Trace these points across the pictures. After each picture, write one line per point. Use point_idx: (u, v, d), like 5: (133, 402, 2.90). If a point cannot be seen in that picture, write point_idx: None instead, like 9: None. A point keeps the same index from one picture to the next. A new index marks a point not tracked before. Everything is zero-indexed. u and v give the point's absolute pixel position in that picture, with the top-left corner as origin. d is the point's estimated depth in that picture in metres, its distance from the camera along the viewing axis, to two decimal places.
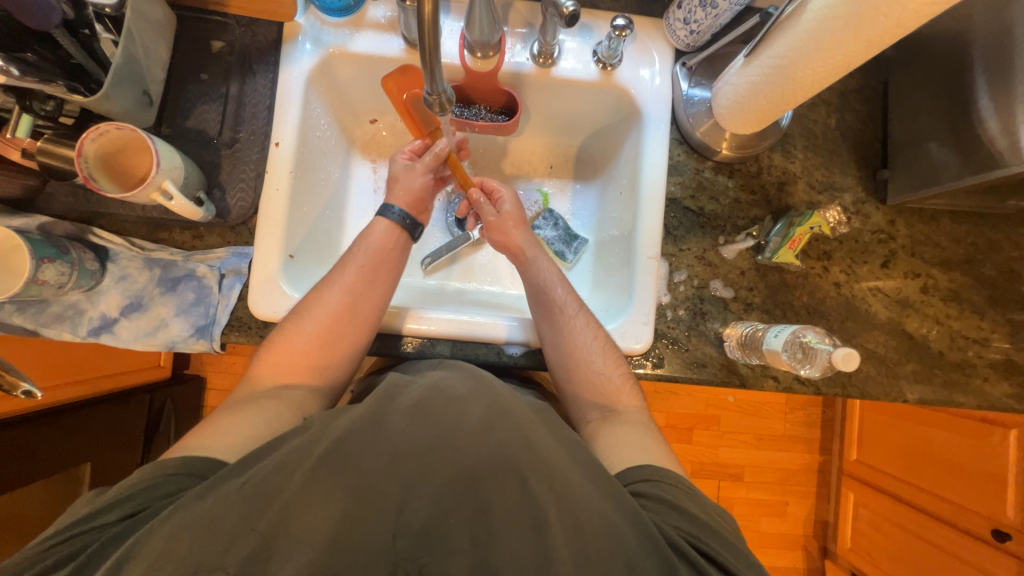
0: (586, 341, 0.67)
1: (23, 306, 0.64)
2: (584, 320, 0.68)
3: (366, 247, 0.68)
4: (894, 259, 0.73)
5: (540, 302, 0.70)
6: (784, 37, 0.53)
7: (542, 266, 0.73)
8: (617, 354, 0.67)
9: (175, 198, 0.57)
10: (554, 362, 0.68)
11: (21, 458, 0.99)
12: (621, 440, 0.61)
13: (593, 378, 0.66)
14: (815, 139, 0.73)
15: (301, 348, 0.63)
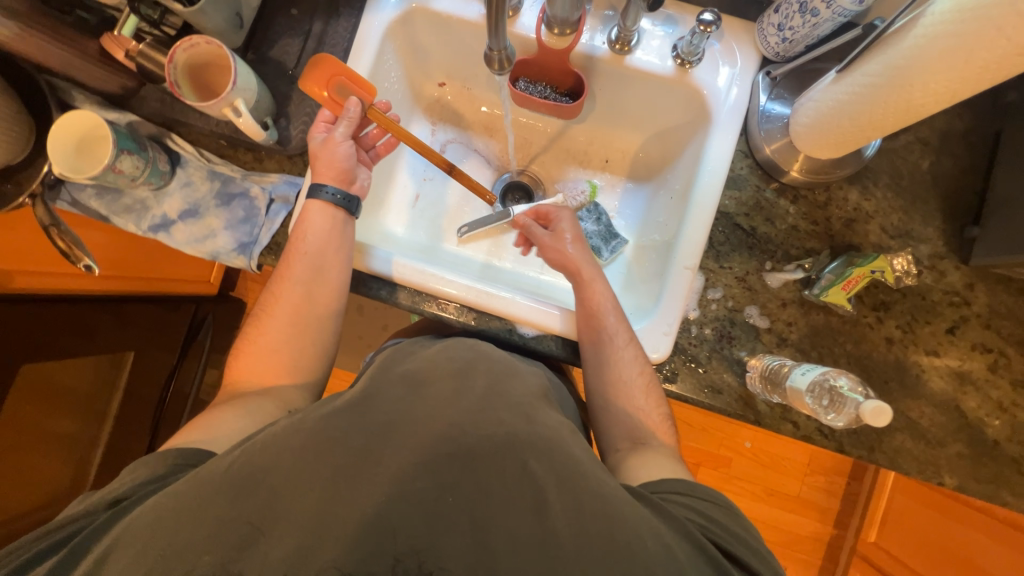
0: (635, 373, 0.64)
1: (101, 192, 0.71)
2: (633, 354, 0.64)
3: (305, 236, 0.67)
4: (964, 327, 0.65)
5: (590, 327, 0.66)
6: (883, 54, 0.49)
7: (597, 292, 0.68)
8: (657, 393, 0.65)
9: (243, 116, 0.60)
10: (595, 387, 0.66)
11: (83, 335, 1.12)
12: (647, 461, 0.60)
13: (632, 412, 0.64)
14: (900, 179, 0.67)
15: (270, 348, 0.66)
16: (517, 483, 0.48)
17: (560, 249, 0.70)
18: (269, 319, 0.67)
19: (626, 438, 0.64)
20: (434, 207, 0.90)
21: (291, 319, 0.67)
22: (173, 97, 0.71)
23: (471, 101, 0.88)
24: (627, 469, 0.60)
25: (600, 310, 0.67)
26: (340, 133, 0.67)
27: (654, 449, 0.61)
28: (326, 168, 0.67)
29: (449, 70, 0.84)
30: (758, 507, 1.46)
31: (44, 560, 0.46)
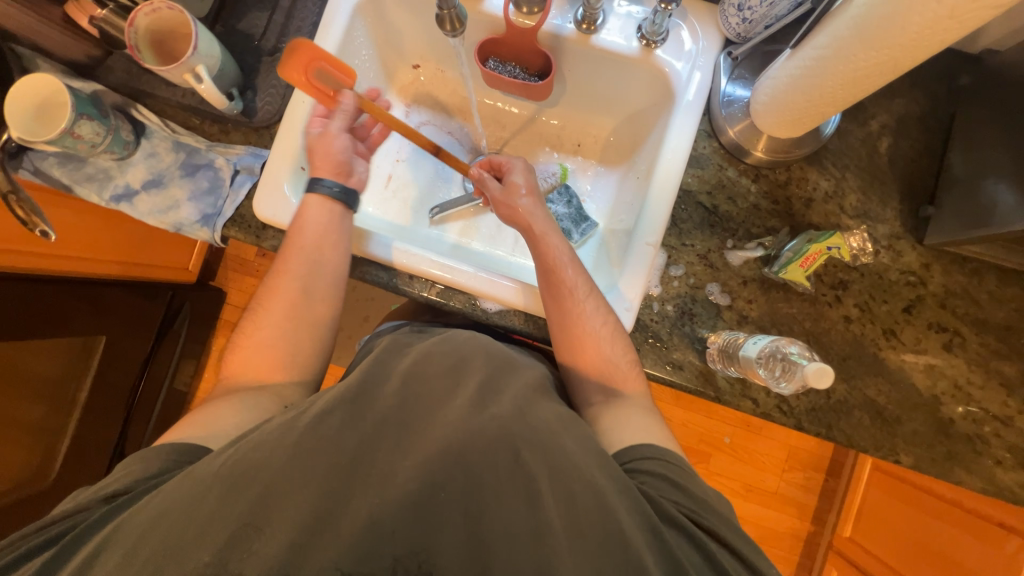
0: (597, 324, 0.64)
1: (64, 161, 0.71)
2: (594, 304, 0.64)
3: (306, 229, 0.66)
4: (920, 306, 0.66)
5: (551, 280, 0.65)
6: (829, 27, 0.50)
7: (555, 245, 0.67)
8: (625, 341, 0.65)
9: (205, 83, 0.60)
10: (561, 345, 0.65)
11: (54, 323, 1.10)
12: (626, 420, 0.59)
13: (599, 362, 0.63)
14: (858, 161, 0.68)
15: (267, 345, 0.63)
16: (514, 477, 0.47)
17: (514, 203, 0.70)
18: (262, 319, 0.65)
19: (599, 391, 0.63)
20: (407, 188, 0.90)
21: (287, 317, 0.65)
22: (140, 68, 0.71)
23: (445, 83, 0.89)
24: (608, 430, 0.59)
25: (562, 263, 0.66)
26: (336, 127, 0.69)
27: (624, 399, 0.62)
28: (322, 161, 0.68)
29: (422, 52, 0.85)
30: (737, 504, 1.46)
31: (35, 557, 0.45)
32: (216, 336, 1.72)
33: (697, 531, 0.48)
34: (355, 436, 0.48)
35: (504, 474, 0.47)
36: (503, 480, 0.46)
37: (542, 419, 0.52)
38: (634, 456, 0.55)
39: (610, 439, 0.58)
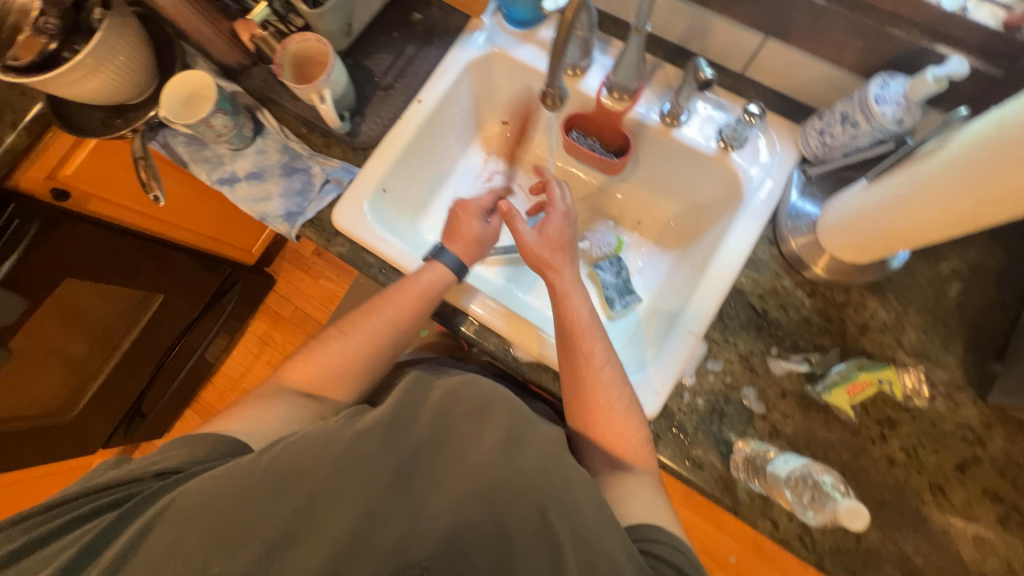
0: (611, 396, 0.63)
1: (190, 141, 0.81)
2: (609, 375, 0.64)
3: (410, 288, 0.71)
4: (975, 467, 0.61)
5: (569, 343, 0.66)
6: (909, 169, 0.52)
7: (577, 308, 0.68)
8: (639, 416, 0.63)
9: (325, 104, 0.69)
10: (573, 410, 0.65)
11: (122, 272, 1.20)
12: (635, 493, 0.58)
13: (609, 433, 0.62)
14: (924, 300, 0.66)
15: (329, 364, 0.69)
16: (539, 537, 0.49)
17: (544, 256, 0.72)
18: (340, 340, 0.71)
19: (610, 460, 0.63)
20: None
21: (362, 352, 0.70)
22: (274, 79, 0.82)
23: (526, 142, 0.96)
24: (617, 503, 0.58)
25: (584, 327, 0.67)
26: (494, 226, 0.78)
27: (635, 472, 0.61)
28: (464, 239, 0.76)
29: (513, 111, 0.93)
30: None
31: (103, 513, 0.51)
32: (254, 320, 1.80)
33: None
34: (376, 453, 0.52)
35: (527, 526, 0.49)
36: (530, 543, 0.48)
37: (562, 477, 0.53)
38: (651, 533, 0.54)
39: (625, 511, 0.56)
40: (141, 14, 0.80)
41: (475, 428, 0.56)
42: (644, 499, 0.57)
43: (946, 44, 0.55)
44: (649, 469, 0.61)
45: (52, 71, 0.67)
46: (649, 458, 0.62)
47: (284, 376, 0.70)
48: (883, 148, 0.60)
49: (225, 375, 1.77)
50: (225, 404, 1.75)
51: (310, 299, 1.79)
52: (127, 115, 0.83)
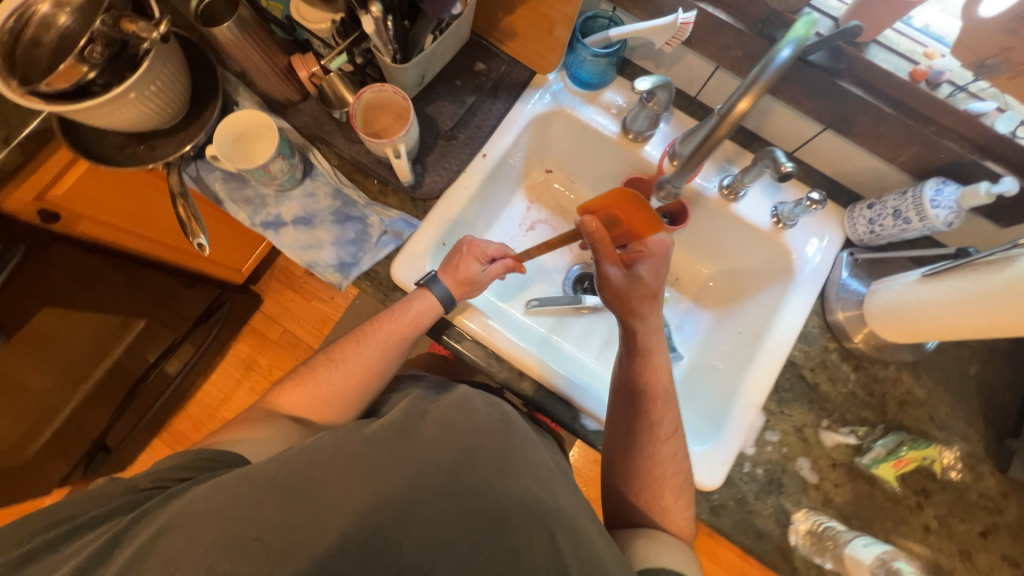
0: (670, 468, 0.66)
1: (228, 178, 0.75)
2: (673, 447, 0.67)
3: (399, 315, 0.69)
4: (995, 533, 0.68)
5: (645, 404, 0.68)
6: (972, 277, 0.57)
7: (659, 371, 0.69)
8: (685, 499, 0.65)
9: (400, 158, 0.67)
10: (627, 472, 0.67)
11: (83, 288, 1.01)
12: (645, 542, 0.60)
13: (658, 500, 0.65)
14: (950, 376, 0.73)
15: (319, 390, 0.68)
16: None
17: (636, 299, 0.69)
18: (328, 366, 0.70)
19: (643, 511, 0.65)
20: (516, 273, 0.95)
21: (348, 380, 0.69)
22: (326, 119, 0.77)
23: (570, 192, 0.97)
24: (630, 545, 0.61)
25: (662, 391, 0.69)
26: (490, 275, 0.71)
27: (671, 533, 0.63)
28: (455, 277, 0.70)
29: (559, 161, 0.93)
30: None
31: (115, 517, 0.50)
32: (238, 342, 1.67)
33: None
34: (416, 490, 0.50)
35: None
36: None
37: (567, 502, 0.54)
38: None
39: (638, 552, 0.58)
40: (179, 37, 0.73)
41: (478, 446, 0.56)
42: (661, 545, 0.59)
43: (994, 161, 0.61)
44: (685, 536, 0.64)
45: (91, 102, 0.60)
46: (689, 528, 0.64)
47: (274, 401, 0.69)
48: (934, 248, 0.67)
49: (201, 401, 1.63)
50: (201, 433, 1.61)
51: (301, 321, 1.69)
52: (151, 142, 0.75)
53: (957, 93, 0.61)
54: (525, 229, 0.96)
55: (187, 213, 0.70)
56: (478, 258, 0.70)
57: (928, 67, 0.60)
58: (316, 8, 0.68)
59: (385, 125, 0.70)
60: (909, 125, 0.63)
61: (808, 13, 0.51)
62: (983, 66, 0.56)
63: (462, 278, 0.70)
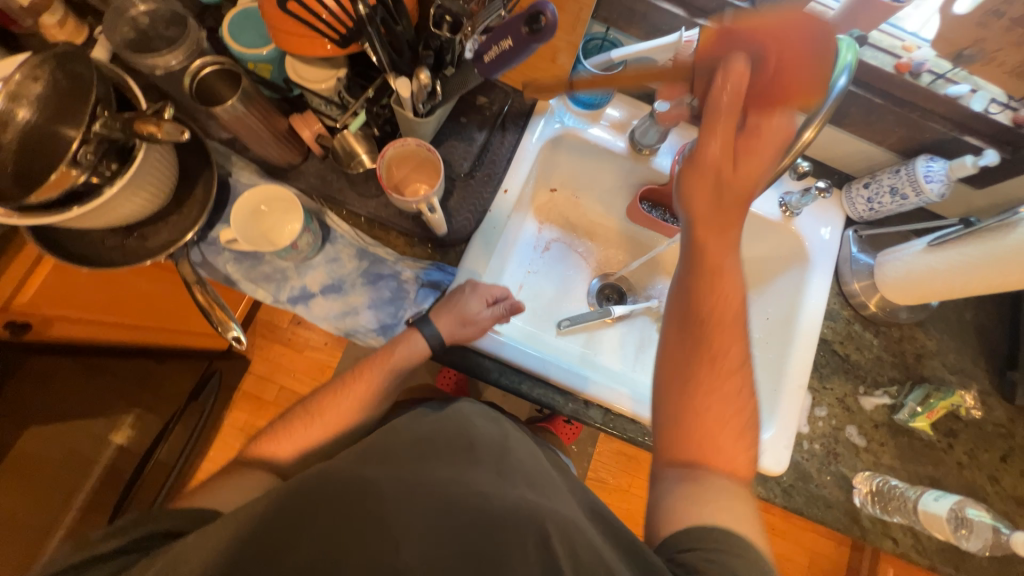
0: (732, 410, 0.52)
1: (240, 258, 0.70)
2: (739, 387, 0.53)
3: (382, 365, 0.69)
4: (1012, 456, 0.77)
5: (710, 334, 0.54)
6: (979, 244, 0.64)
7: (731, 296, 0.54)
8: (749, 448, 0.52)
9: (436, 213, 0.65)
10: (681, 411, 0.52)
11: (34, 386, 0.82)
12: (698, 497, 0.49)
13: (709, 448, 0.51)
14: (952, 324, 0.81)
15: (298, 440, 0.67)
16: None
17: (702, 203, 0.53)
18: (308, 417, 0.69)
19: (678, 462, 0.52)
20: (541, 297, 0.95)
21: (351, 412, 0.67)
22: (334, 177, 0.73)
23: (576, 207, 0.98)
24: (660, 509, 0.51)
25: (733, 321, 0.54)
26: (483, 314, 0.66)
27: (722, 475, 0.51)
28: (446, 316, 0.66)
29: (563, 179, 0.94)
30: None
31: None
32: (231, 410, 1.54)
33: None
34: (418, 523, 0.48)
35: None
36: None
37: (563, 504, 0.51)
38: (694, 539, 0.46)
39: (674, 514, 0.49)
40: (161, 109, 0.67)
41: (465, 467, 0.54)
42: (696, 505, 0.48)
43: (972, 135, 0.69)
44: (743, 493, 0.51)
45: (87, 206, 0.54)
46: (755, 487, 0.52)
47: (260, 452, 0.65)
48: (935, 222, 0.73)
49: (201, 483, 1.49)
50: None
51: (297, 374, 1.58)
52: (142, 230, 0.68)
53: (937, 80, 0.67)
54: (541, 250, 0.96)
55: (208, 301, 0.67)
56: (479, 296, 0.67)
57: (910, 60, 0.66)
58: (314, 67, 0.62)
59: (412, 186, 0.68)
60: (898, 112, 0.69)
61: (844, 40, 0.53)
62: (959, 56, 0.62)
63: (456, 316, 0.65)
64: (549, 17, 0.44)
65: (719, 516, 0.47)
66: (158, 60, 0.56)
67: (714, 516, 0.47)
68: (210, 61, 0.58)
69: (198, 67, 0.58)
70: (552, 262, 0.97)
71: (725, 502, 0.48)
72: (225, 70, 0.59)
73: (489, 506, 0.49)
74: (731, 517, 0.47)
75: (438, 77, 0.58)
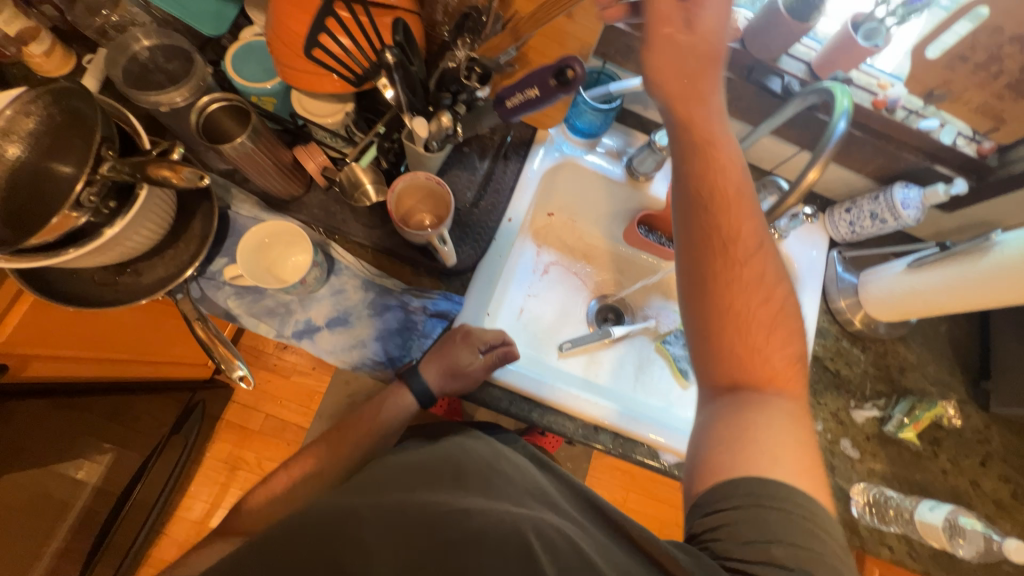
0: (758, 297, 0.53)
1: (241, 293, 0.69)
2: (759, 269, 0.54)
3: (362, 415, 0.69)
4: (990, 461, 0.82)
5: (717, 224, 0.54)
6: (958, 267, 0.68)
7: (728, 168, 0.55)
8: (786, 320, 0.54)
9: (447, 246, 0.65)
10: (711, 306, 0.54)
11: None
12: (759, 417, 0.50)
13: (748, 346, 0.53)
14: (929, 338, 0.87)
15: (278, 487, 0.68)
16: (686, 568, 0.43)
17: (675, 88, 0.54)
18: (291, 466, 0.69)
19: (724, 386, 0.54)
20: (544, 321, 0.96)
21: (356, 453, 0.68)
22: (338, 207, 0.72)
23: (573, 230, 1.00)
24: (701, 456, 0.51)
25: (734, 200, 0.54)
26: (477, 364, 0.66)
27: (770, 396, 0.52)
28: (436, 365, 0.65)
29: (560, 204, 0.96)
30: None
31: None
32: (215, 441, 1.48)
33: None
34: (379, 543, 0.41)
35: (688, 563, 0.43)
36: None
37: (542, 507, 0.46)
38: (723, 498, 0.47)
39: (718, 464, 0.49)
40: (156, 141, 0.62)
41: (449, 490, 0.47)
42: (739, 451, 0.49)
43: (943, 165, 0.74)
44: (790, 385, 0.53)
45: (87, 246, 0.53)
46: (799, 379, 0.54)
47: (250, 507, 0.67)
48: (918, 247, 0.78)
49: (183, 519, 1.42)
50: None
51: (285, 404, 1.51)
52: (136, 265, 0.65)
53: (910, 115, 0.72)
54: (540, 274, 0.97)
55: (209, 337, 0.65)
56: (470, 346, 0.66)
57: (885, 98, 0.71)
58: (323, 101, 0.62)
59: (416, 220, 0.67)
60: (877, 143, 0.74)
61: (838, 85, 0.54)
62: (931, 94, 0.68)
63: (448, 367, 0.65)
64: (578, 71, 0.51)
65: (762, 468, 0.47)
66: (162, 98, 0.55)
67: (753, 466, 0.47)
68: (216, 99, 0.58)
69: (204, 104, 0.58)
70: (554, 285, 0.98)
71: (767, 430, 0.49)
72: (232, 107, 0.59)
73: (472, 525, 0.42)
74: (777, 444, 0.49)
75: (455, 117, 0.59)
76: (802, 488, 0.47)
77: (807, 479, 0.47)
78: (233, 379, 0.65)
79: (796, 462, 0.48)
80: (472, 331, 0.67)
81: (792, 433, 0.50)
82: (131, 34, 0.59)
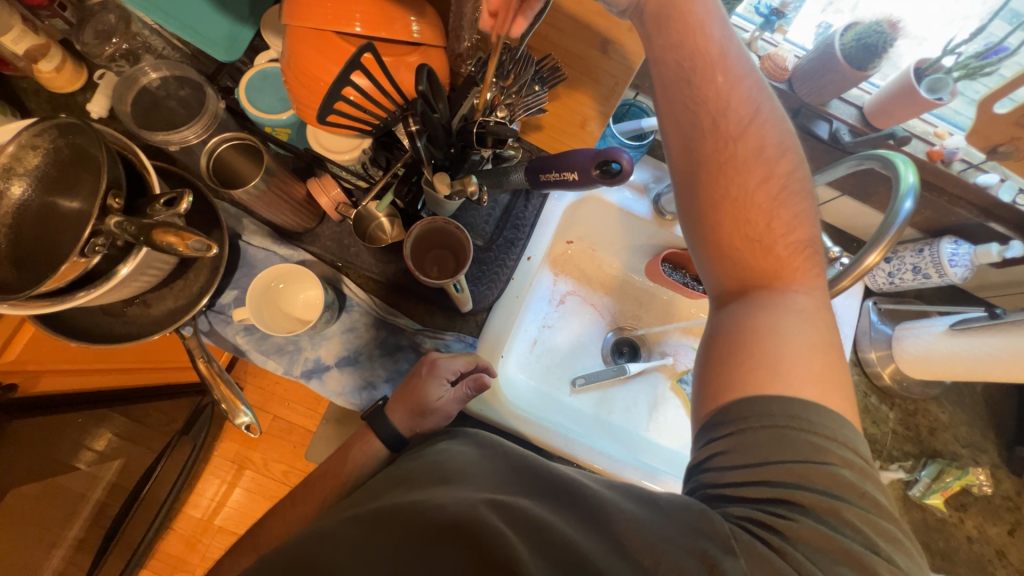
0: (757, 178, 0.48)
1: (251, 329, 0.68)
2: (756, 141, 0.48)
3: (350, 453, 0.65)
4: (1020, 529, 0.77)
5: (704, 105, 0.49)
6: (1009, 338, 0.63)
7: (705, 41, 0.50)
8: (794, 202, 0.49)
9: (463, 292, 0.63)
10: (711, 201, 0.48)
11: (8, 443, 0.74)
12: (771, 323, 0.45)
13: (752, 235, 0.47)
14: (961, 396, 0.82)
15: (273, 525, 0.65)
16: (669, 516, 0.42)
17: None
18: (287, 503, 0.67)
19: (732, 294, 0.49)
20: (561, 354, 0.92)
21: (351, 474, 0.64)
22: (351, 240, 0.69)
23: (592, 258, 0.97)
24: (703, 386, 0.47)
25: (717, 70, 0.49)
26: (446, 397, 0.62)
27: (785, 288, 0.47)
28: (402, 401, 0.62)
29: (580, 233, 0.92)
30: None
31: None
32: (221, 441, 1.43)
33: (779, 541, 0.38)
34: None
35: (670, 508, 0.42)
36: (656, 529, 0.41)
37: (508, 484, 0.46)
38: (716, 428, 0.44)
39: (722, 386, 0.45)
40: (159, 169, 0.59)
41: (431, 488, 0.46)
42: (740, 370, 0.44)
43: (997, 223, 0.68)
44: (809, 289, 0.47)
45: (101, 285, 0.52)
46: (811, 259, 0.48)
47: (249, 537, 0.66)
48: (967, 309, 0.73)
49: (189, 517, 1.40)
50: (196, 554, 1.40)
51: (292, 405, 1.44)
52: (144, 297, 0.63)
53: (968, 169, 0.67)
54: (556, 304, 0.94)
55: (212, 375, 0.64)
56: (437, 380, 0.61)
57: (943, 148, 0.66)
58: (339, 137, 0.60)
59: (434, 261, 0.67)
60: (926, 196, 0.69)
61: (900, 155, 0.51)
62: (995, 151, 0.62)
63: (415, 405, 0.61)
64: (625, 164, 0.48)
65: (767, 383, 0.43)
66: (172, 137, 0.54)
67: (753, 384, 0.43)
68: (225, 138, 0.56)
69: (213, 145, 0.56)
70: (571, 314, 0.95)
71: (779, 352, 0.44)
72: (241, 145, 0.57)
73: (445, 518, 0.41)
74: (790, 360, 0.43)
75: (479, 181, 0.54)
76: (818, 405, 0.42)
77: (819, 383, 0.42)
78: (237, 424, 0.65)
79: (813, 377, 0.43)
80: (439, 359, 0.63)
81: (802, 315, 0.46)
82: (141, 66, 0.57)
